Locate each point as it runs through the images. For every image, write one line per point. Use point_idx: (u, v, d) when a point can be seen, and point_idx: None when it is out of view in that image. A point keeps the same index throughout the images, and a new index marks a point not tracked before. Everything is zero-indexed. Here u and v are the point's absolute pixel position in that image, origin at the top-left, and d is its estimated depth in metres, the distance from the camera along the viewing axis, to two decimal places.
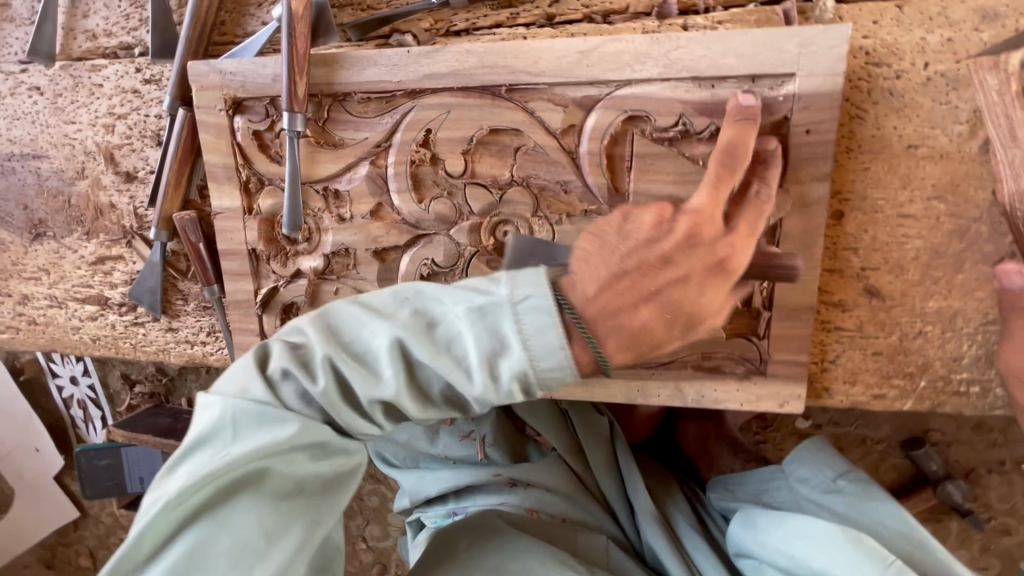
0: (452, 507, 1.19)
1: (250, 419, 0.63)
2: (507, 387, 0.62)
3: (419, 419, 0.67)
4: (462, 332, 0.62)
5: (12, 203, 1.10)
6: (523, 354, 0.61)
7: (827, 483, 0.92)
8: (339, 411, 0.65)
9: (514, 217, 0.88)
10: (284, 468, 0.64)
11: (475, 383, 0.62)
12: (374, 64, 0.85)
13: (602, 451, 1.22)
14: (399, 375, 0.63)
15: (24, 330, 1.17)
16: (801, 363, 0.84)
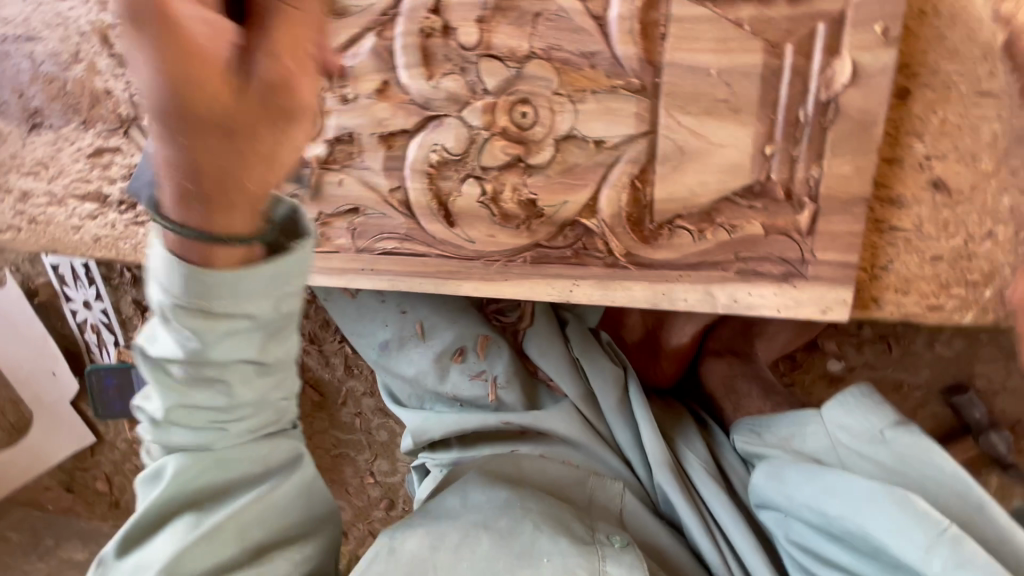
0: (456, 456, 1.21)
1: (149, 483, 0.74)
2: (190, 323, 0.62)
3: (213, 398, 0.68)
4: (166, 319, 0.63)
5: (7, 91, 1.05)
6: (182, 294, 0.60)
7: (872, 433, 0.81)
8: (174, 436, 0.71)
9: (534, 95, 0.79)
10: (190, 494, 0.73)
11: (182, 343, 0.64)
12: None
13: (614, 396, 1.13)
14: (167, 381, 0.67)
15: (25, 230, 1.14)
16: (849, 264, 0.76)
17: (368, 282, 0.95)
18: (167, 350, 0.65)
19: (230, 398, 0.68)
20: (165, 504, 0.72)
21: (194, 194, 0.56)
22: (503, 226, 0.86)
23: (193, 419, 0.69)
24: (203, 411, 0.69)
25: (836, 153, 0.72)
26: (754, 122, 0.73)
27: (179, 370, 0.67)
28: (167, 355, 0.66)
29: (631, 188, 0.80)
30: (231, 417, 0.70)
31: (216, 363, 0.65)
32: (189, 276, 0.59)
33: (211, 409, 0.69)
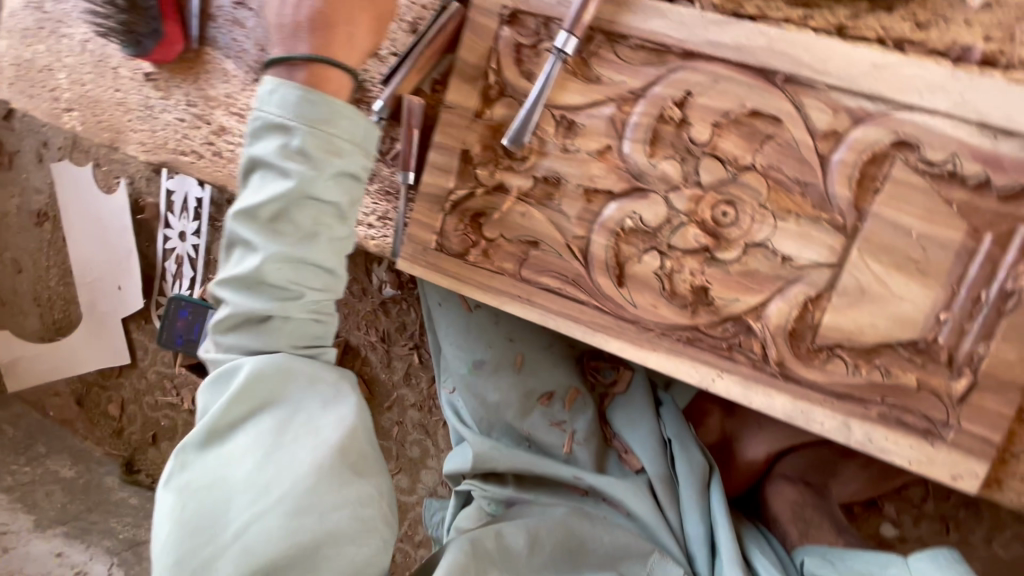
0: (511, 495, 1.24)
1: (219, 380, 0.79)
2: (317, 153, 0.76)
3: (311, 240, 0.78)
4: (259, 163, 0.78)
5: (251, 41, 1.17)
6: (285, 115, 0.76)
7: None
8: (248, 300, 0.78)
9: (740, 200, 0.88)
10: (263, 395, 0.78)
11: (289, 171, 0.75)
12: (661, 17, 0.88)
13: (695, 487, 1.16)
14: (258, 233, 0.77)
15: (209, 159, 1.23)
16: (990, 442, 0.80)
17: (520, 310, 1.00)
18: (260, 193, 0.77)
19: (315, 245, 0.78)
20: (238, 404, 0.78)
21: (318, 41, 0.83)
22: (670, 301, 0.92)
23: (272, 275, 0.76)
24: (296, 266, 0.78)
25: (1007, 338, 0.79)
26: (937, 288, 0.81)
27: (274, 223, 0.77)
28: (255, 205, 0.77)
29: (802, 306, 0.86)
30: (306, 275, 0.79)
31: (309, 206, 0.77)
32: (307, 100, 0.76)
33: (295, 262, 0.77)
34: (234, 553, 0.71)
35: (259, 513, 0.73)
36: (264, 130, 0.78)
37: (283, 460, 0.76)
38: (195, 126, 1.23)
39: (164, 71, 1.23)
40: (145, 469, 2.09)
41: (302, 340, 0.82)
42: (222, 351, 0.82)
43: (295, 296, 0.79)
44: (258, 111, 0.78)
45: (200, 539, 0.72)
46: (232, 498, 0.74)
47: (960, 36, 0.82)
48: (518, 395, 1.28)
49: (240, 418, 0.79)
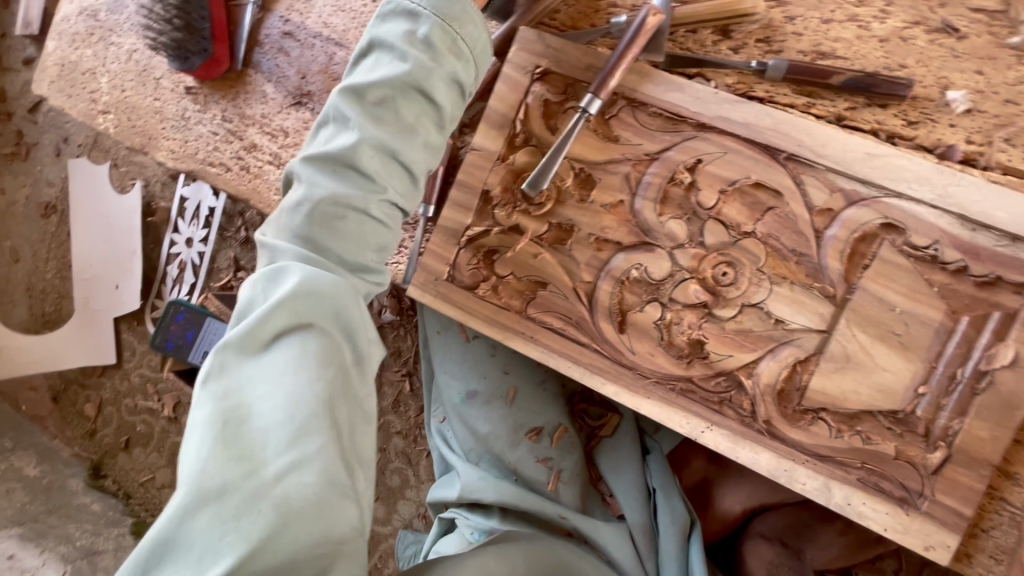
0: (494, 525, 1.25)
1: (270, 283, 0.80)
2: (439, 46, 0.83)
3: (406, 136, 0.85)
4: (378, 49, 0.85)
5: (293, 69, 1.24)
6: (420, 5, 0.83)
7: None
8: (336, 179, 0.83)
9: (740, 262, 0.94)
10: (311, 313, 0.79)
11: (411, 55, 0.82)
12: (680, 91, 0.96)
13: (675, 541, 1.18)
14: (363, 114, 0.83)
15: (236, 173, 1.27)
16: (962, 515, 0.84)
17: (522, 347, 1.04)
18: (373, 78, 0.83)
19: (408, 145, 0.85)
20: (284, 315, 0.77)
21: None
22: (666, 351, 0.96)
23: (364, 161, 0.82)
24: (387, 156, 0.84)
25: (978, 416, 0.84)
26: (917, 363, 0.86)
27: (376, 110, 0.84)
28: (365, 89, 0.84)
29: (791, 367, 0.91)
30: (392, 171, 0.85)
31: (412, 102, 0.84)
32: None
33: (386, 154, 0.84)
34: (266, 486, 0.69)
35: (295, 446, 0.72)
36: (393, 19, 0.85)
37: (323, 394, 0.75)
38: (227, 140, 1.28)
39: (205, 86, 1.30)
40: (112, 475, 2.04)
41: (368, 243, 0.86)
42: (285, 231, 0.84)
43: (376, 187, 0.84)
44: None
45: (232, 462, 0.69)
46: (268, 421, 0.73)
47: (944, 136, 0.91)
48: (507, 429, 1.30)
49: (282, 330, 0.78)
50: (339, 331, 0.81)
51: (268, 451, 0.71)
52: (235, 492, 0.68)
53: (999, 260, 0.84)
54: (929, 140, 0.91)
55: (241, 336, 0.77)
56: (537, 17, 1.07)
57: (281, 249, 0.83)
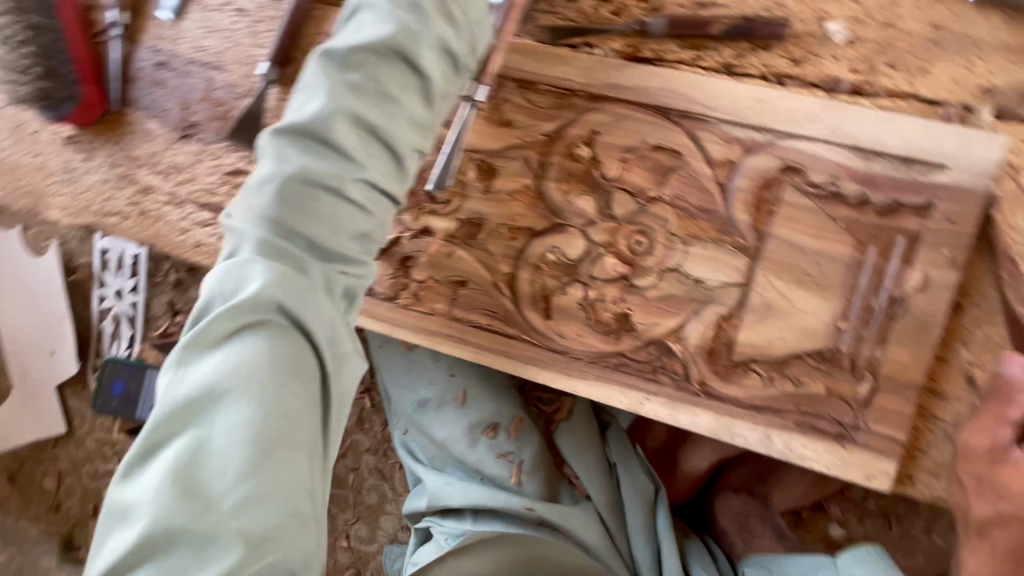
0: (466, 527, 1.22)
1: (229, 283, 0.71)
2: (424, 7, 0.76)
3: (393, 108, 0.77)
4: (365, 9, 0.78)
5: (174, 101, 1.17)
6: None
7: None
8: (315, 160, 0.74)
9: (652, 229, 0.92)
10: (273, 322, 0.70)
11: (400, 16, 0.75)
12: (565, 64, 0.93)
13: (641, 514, 1.23)
14: (349, 83, 0.75)
15: (134, 219, 1.21)
16: (896, 440, 0.85)
17: (453, 350, 1.02)
18: (356, 37, 0.75)
19: (386, 123, 0.76)
20: (240, 325, 0.69)
21: None
22: (595, 329, 0.95)
23: (337, 133, 0.74)
24: (362, 131, 0.76)
25: (897, 342, 0.85)
26: (834, 300, 0.87)
27: (357, 74, 0.76)
28: (352, 54, 0.75)
29: (716, 325, 0.91)
30: (366, 149, 0.76)
31: (397, 70, 0.76)
32: None
33: (361, 128, 0.75)
34: (220, 525, 0.63)
35: (251, 477, 0.65)
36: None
37: (282, 416, 0.68)
38: (119, 186, 1.21)
39: (86, 132, 1.22)
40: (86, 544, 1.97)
41: (342, 235, 0.75)
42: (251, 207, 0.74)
43: (349, 172, 0.75)
44: None
45: (181, 499, 0.63)
46: (223, 449, 0.66)
47: (831, 69, 0.90)
48: (464, 431, 1.28)
49: (239, 339, 0.70)
50: (303, 337, 0.72)
51: (219, 484, 0.65)
52: (187, 533, 0.63)
53: (897, 185, 0.84)
54: (818, 75, 0.90)
55: (193, 349, 0.69)
56: None
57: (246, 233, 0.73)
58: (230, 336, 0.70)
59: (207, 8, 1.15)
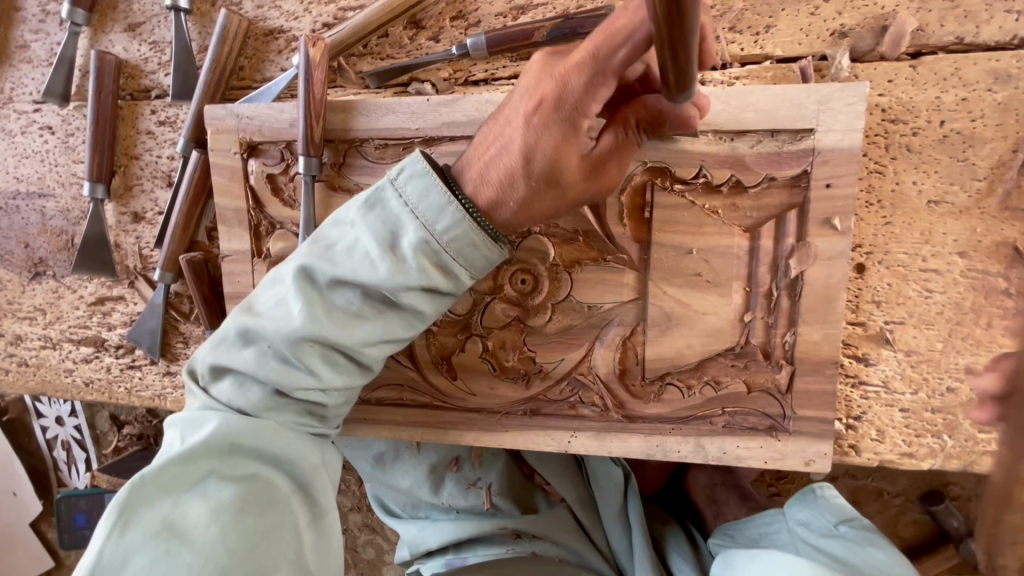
0: (452, 559, 1.20)
1: (189, 426, 0.74)
2: (419, 268, 0.67)
3: (352, 341, 0.72)
4: (354, 237, 0.70)
5: (12, 241, 1.07)
6: (417, 197, 0.67)
7: (827, 526, 0.90)
8: (275, 370, 0.72)
9: (533, 262, 0.85)
10: (233, 458, 0.74)
11: (381, 266, 0.68)
12: (392, 112, 0.85)
13: (616, 503, 1.17)
14: (314, 303, 0.71)
15: (14, 373, 1.11)
16: (827, 420, 0.82)
17: (368, 432, 0.96)
18: (339, 263, 0.70)
19: (356, 346, 0.72)
20: (197, 461, 0.72)
21: (513, 158, 0.65)
22: (503, 380, 0.90)
23: (298, 351, 0.71)
24: (331, 349, 0.74)
25: (808, 322, 0.80)
26: (733, 294, 0.81)
27: (340, 294, 0.71)
28: (332, 282, 0.71)
29: (622, 346, 0.86)
30: (333, 366, 0.74)
31: (365, 319, 0.72)
32: (454, 219, 0.66)
33: (327, 345, 0.73)
34: None
35: None
36: (379, 205, 0.69)
37: (241, 546, 0.70)
38: None
39: None
40: None
41: (291, 430, 0.76)
42: (219, 393, 0.77)
43: (306, 381, 0.73)
44: (392, 186, 0.69)
45: None
46: None
47: None
48: (426, 475, 1.23)
49: (198, 475, 0.72)
50: (263, 466, 0.75)
51: None
52: None
53: (768, 160, 0.77)
54: None
55: (143, 484, 0.70)
56: (218, 89, 0.92)
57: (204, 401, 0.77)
58: (188, 472, 0.72)
59: (11, 133, 1.03)
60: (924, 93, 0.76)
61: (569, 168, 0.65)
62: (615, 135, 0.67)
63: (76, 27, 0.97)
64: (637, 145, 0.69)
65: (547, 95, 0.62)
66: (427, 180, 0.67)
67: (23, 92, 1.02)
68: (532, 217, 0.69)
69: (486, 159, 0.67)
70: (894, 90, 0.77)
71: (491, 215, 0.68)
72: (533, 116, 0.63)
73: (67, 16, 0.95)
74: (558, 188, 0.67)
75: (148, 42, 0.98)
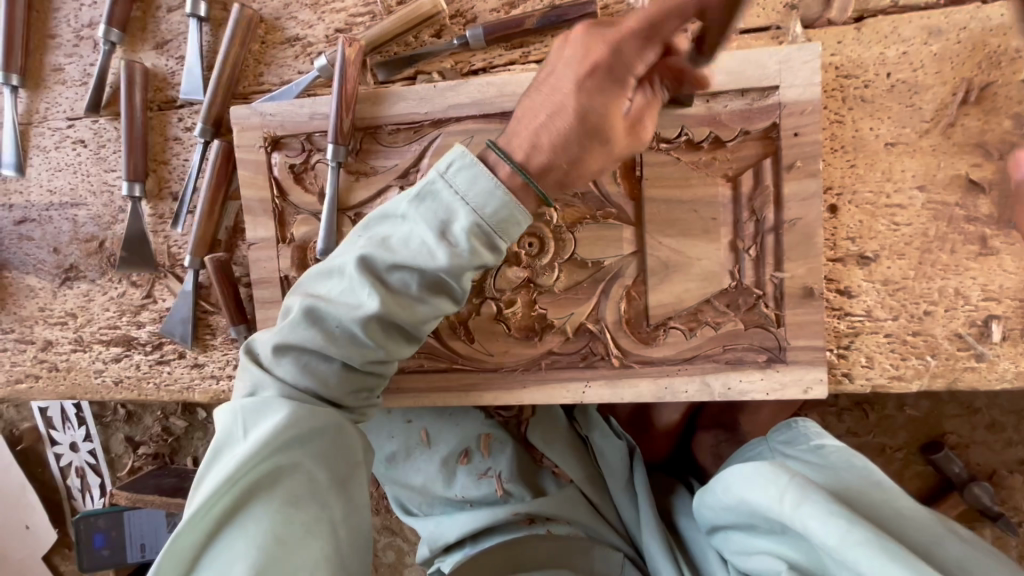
0: (470, 550, 1.16)
1: (253, 414, 0.78)
2: (472, 250, 0.74)
3: (413, 319, 0.79)
4: (409, 224, 0.76)
5: (45, 249, 1.14)
6: (467, 188, 0.73)
7: (807, 444, 0.88)
8: (344, 348, 0.78)
9: (537, 226, 0.93)
10: (292, 448, 0.77)
11: (439, 251, 0.74)
12: (403, 99, 0.94)
13: (620, 475, 1.21)
14: (376, 287, 0.76)
15: (45, 378, 1.15)
16: (819, 348, 0.89)
17: (393, 400, 1.01)
18: (398, 251, 0.76)
19: (415, 322, 0.80)
20: (260, 456, 0.75)
21: (570, 115, 0.72)
22: (517, 339, 0.97)
23: (365, 331, 0.77)
24: (392, 326, 0.80)
25: (791, 259, 0.88)
26: (721, 239, 0.89)
27: (398, 278, 0.77)
28: (393, 266, 0.76)
29: (626, 297, 0.93)
30: (392, 340, 0.82)
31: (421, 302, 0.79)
32: (499, 204, 0.73)
33: (392, 324, 0.80)
34: None
35: None
36: (429, 197, 0.75)
37: (288, 538, 0.73)
38: (19, 350, 1.16)
39: None
40: None
41: (349, 396, 0.83)
42: (283, 372, 0.80)
43: (374, 355, 0.80)
44: (442, 180, 0.74)
45: None
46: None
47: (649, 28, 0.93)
48: (438, 469, 1.22)
49: (260, 469, 0.75)
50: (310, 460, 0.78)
51: None
52: None
53: (741, 117, 0.87)
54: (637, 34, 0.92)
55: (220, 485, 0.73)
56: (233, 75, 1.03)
57: (264, 381, 0.81)
58: (241, 475, 0.74)
59: (46, 149, 1.12)
60: (870, 50, 0.87)
61: (615, 124, 0.74)
62: (645, 94, 0.77)
63: (111, 45, 1.06)
64: (659, 101, 0.80)
65: (594, 58, 0.71)
66: (474, 172, 0.73)
67: (57, 110, 1.11)
68: (579, 174, 0.77)
69: (536, 125, 0.74)
70: (843, 50, 0.88)
71: (542, 175, 0.75)
72: (583, 80, 0.72)
73: (104, 36, 1.04)
74: (606, 143, 0.75)
75: (175, 57, 1.08)
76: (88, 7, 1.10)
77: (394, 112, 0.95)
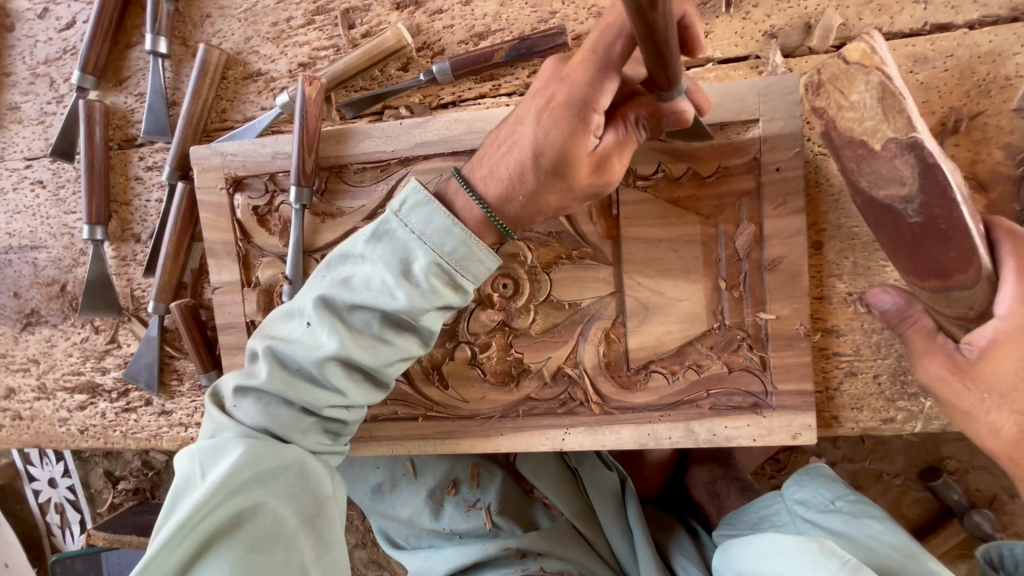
0: None
1: (210, 457, 0.73)
2: (433, 289, 0.70)
3: (375, 364, 0.75)
4: (368, 261, 0.73)
5: (5, 294, 1.09)
6: (427, 224, 0.70)
7: (828, 500, 0.88)
8: (302, 393, 0.74)
9: (512, 267, 0.89)
10: (251, 494, 0.72)
11: (397, 290, 0.70)
12: (368, 137, 0.90)
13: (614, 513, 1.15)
14: (334, 328, 0.72)
15: (8, 427, 1.11)
16: (807, 392, 0.84)
17: (365, 449, 0.97)
18: (357, 291, 0.72)
19: (378, 366, 0.75)
20: (216, 502, 0.70)
21: (525, 152, 0.68)
22: (493, 385, 0.92)
23: (323, 374, 0.73)
24: (354, 368, 0.76)
25: (775, 299, 0.84)
26: (702, 278, 0.85)
27: (359, 318, 0.73)
28: (352, 307, 0.73)
29: (606, 339, 0.89)
30: (355, 384, 0.77)
31: (383, 345, 0.75)
32: (459, 242, 0.70)
33: (353, 367, 0.75)
34: None
35: None
36: (386, 237, 0.72)
37: None
38: None
39: None
40: None
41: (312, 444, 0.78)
42: (243, 414, 0.76)
43: (335, 401, 0.75)
44: (400, 216, 0.71)
45: None
46: None
47: None
48: (425, 502, 1.18)
49: (218, 516, 0.70)
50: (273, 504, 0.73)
51: None
52: None
53: (719, 152, 0.83)
54: None
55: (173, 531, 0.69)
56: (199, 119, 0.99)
57: (224, 424, 0.76)
58: (199, 520, 0.69)
59: (3, 190, 1.08)
60: None
61: (578, 161, 0.68)
62: (617, 133, 0.69)
63: (84, 91, 1.02)
64: (637, 141, 0.71)
65: (555, 97, 0.65)
66: (434, 207, 0.71)
67: (14, 150, 1.07)
68: (541, 210, 0.72)
69: (496, 159, 0.71)
70: None
71: (500, 209, 0.72)
72: (542, 115, 0.66)
73: (77, 82, 1.00)
74: (564, 180, 0.69)
75: (135, 94, 1.04)
76: (43, 43, 1.06)
77: (358, 151, 0.91)
